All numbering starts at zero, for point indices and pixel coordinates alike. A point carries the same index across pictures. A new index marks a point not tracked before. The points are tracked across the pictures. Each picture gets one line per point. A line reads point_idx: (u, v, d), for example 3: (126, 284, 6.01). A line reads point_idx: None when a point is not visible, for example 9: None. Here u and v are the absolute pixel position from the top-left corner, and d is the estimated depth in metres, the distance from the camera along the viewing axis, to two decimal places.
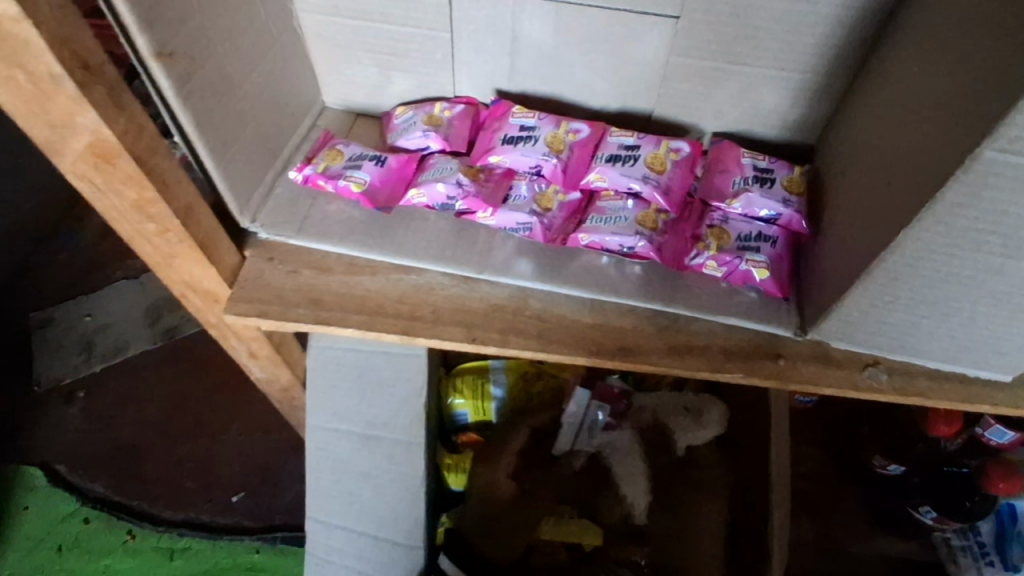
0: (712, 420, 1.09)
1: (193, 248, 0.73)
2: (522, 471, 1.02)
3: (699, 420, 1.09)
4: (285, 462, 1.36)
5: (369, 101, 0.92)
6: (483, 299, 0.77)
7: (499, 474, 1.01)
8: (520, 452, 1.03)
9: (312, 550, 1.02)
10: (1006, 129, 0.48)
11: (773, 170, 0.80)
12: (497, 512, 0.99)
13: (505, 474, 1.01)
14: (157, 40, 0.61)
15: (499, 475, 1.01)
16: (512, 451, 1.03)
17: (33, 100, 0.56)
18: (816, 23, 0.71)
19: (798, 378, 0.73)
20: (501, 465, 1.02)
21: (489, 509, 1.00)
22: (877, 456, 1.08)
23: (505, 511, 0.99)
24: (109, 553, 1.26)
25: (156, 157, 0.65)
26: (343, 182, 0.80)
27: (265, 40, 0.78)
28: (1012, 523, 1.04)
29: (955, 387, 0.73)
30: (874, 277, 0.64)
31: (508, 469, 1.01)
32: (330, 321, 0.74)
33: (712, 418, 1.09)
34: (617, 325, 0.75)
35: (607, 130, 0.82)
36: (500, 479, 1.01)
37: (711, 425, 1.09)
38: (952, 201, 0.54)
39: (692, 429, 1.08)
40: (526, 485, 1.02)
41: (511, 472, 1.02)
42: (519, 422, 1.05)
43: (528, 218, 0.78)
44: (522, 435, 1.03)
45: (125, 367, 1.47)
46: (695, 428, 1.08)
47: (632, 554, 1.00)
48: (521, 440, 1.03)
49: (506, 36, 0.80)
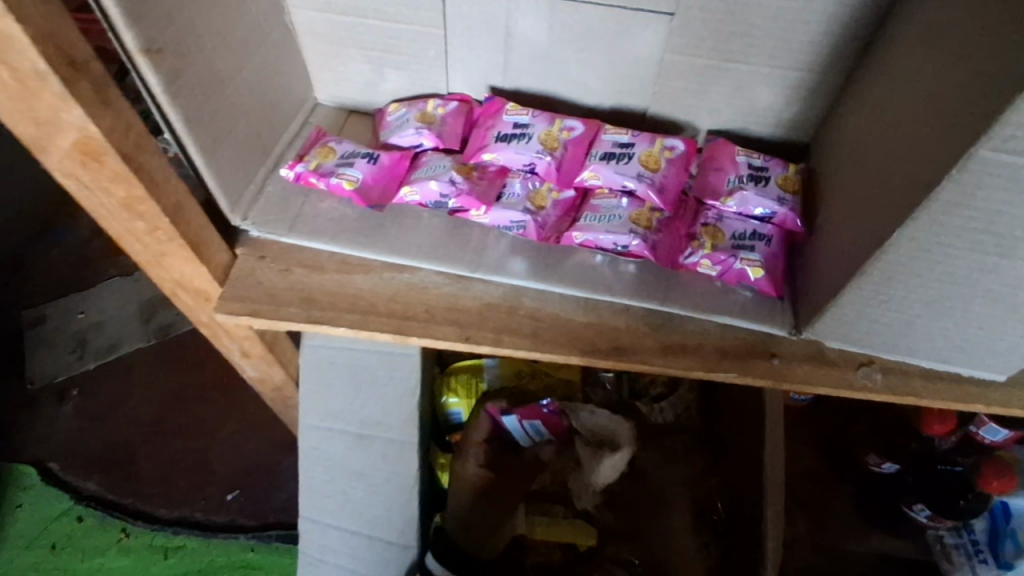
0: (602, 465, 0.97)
1: (183, 246, 0.72)
2: (492, 461, 1.00)
3: (601, 457, 0.97)
4: (279, 461, 1.35)
5: (361, 98, 0.91)
6: (476, 298, 0.76)
7: (469, 463, 0.98)
8: (485, 440, 1.00)
9: (305, 550, 1.02)
10: (1001, 128, 0.48)
11: (768, 168, 0.79)
12: (473, 503, 0.97)
13: (475, 464, 0.98)
14: (144, 35, 0.60)
15: (468, 465, 0.98)
16: (476, 441, 0.99)
17: (18, 97, 0.55)
18: (812, 20, 0.71)
19: (793, 378, 0.73)
20: (471, 454, 0.99)
21: (466, 501, 0.97)
22: (871, 454, 1.09)
23: (480, 501, 0.97)
24: (103, 552, 1.26)
25: (144, 155, 0.64)
26: (334, 180, 0.79)
27: (256, 36, 0.77)
28: (1005, 522, 1.06)
29: (949, 386, 0.73)
30: (869, 277, 0.63)
31: (479, 458, 0.98)
32: (321, 320, 0.74)
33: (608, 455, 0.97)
34: (612, 325, 0.75)
35: (601, 128, 0.82)
36: (471, 470, 0.98)
37: (607, 473, 0.98)
38: (947, 200, 0.54)
39: (587, 463, 0.98)
40: (498, 475, 1.00)
41: (481, 462, 0.98)
42: (479, 410, 1.01)
43: (522, 217, 0.77)
44: (483, 423, 1.00)
45: (119, 365, 1.47)
46: (590, 460, 0.98)
47: (623, 553, 1.03)
48: (483, 429, 1.00)
49: (500, 33, 0.79)
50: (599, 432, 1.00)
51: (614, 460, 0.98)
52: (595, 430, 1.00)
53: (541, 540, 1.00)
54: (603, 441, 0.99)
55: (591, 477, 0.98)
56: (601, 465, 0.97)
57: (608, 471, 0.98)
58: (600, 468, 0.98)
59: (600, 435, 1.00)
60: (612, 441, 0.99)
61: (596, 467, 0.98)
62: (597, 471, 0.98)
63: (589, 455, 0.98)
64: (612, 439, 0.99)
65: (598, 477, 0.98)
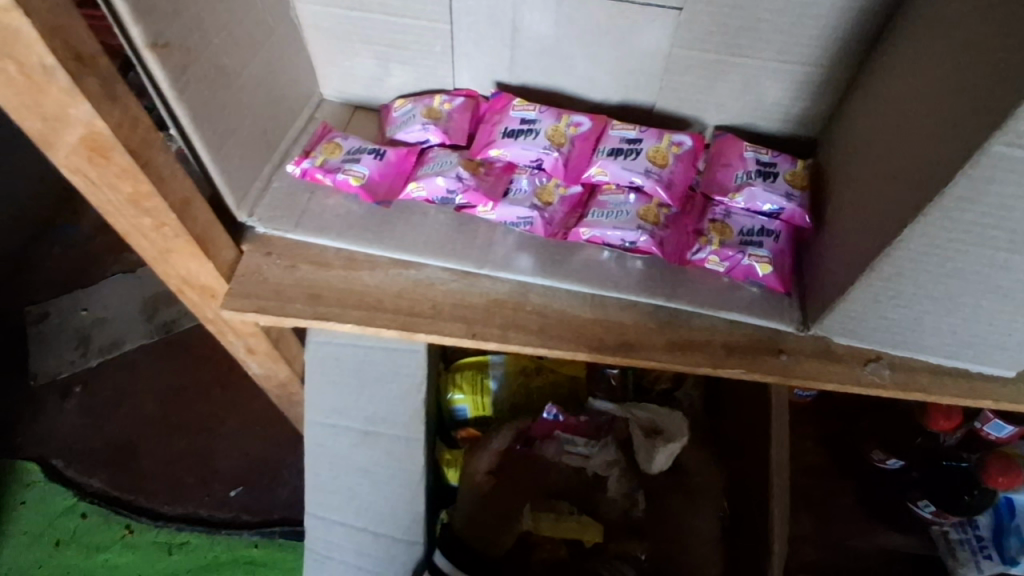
0: (658, 452, 0.97)
1: (190, 243, 0.72)
2: (505, 465, 1.00)
3: (657, 446, 0.97)
4: (283, 457, 1.35)
5: (367, 93, 0.91)
6: (483, 293, 0.76)
7: (480, 465, 1.00)
8: (504, 450, 1.01)
9: (311, 547, 1.02)
10: (1015, 122, 0.47)
11: (775, 164, 0.79)
12: (479, 503, 0.98)
13: (485, 468, 1.00)
14: (151, 31, 0.60)
15: (478, 465, 1.00)
16: (496, 450, 1.01)
17: (25, 92, 0.55)
18: (821, 14, 0.70)
19: (801, 374, 0.72)
20: (482, 456, 1.00)
21: (472, 501, 0.98)
22: (875, 450, 1.07)
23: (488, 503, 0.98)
24: (107, 548, 1.26)
25: (150, 150, 0.64)
26: (341, 176, 0.79)
27: (262, 32, 0.76)
28: (1010, 517, 1.06)
29: (955, 381, 0.73)
30: (878, 273, 0.63)
31: (490, 464, 1.00)
32: (328, 316, 0.74)
33: (663, 443, 0.97)
34: (619, 321, 0.75)
35: (608, 123, 0.81)
36: (479, 474, 0.99)
37: (662, 461, 0.97)
38: (958, 195, 0.53)
39: (640, 451, 0.98)
40: (507, 479, 0.99)
41: (490, 466, 1.00)
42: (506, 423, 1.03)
43: (529, 213, 0.77)
44: (505, 434, 1.01)
45: (122, 362, 1.47)
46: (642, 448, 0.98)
47: (631, 549, 0.99)
48: (503, 440, 1.01)
49: (506, 27, 0.79)
50: (650, 423, 1.01)
51: (669, 449, 0.97)
52: (647, 421, 1.01)
53: (546, 537, 0.97)
54: (654, 429, 1.00)
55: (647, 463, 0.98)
56: (657, 456, 0.97)
57: (665, 458, 0.98)
58: (655, 458, 0.97)
59: (650, 425, 1.01)
60: (659, 430, 1.00)
61: (651, 456, 0.97)
62: (653, 459, 0.97)
63: (644, 443, 0.98)
64: (660, 428, 1.00)
65: (654, 464, 0.98)
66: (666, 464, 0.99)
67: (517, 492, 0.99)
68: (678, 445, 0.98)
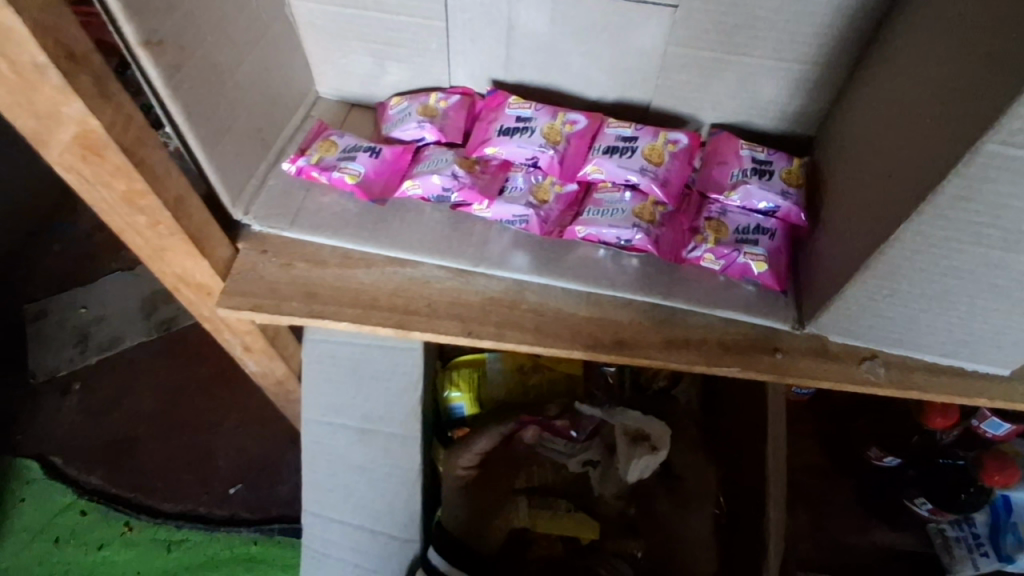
0: (633, 462, 0.96)
1: (185, 241, 0.72)
2: (492, 460, 1.01)
3: (634, 455, 0.96)
4: (281, 454, 1.35)
5: (363, 91, 0.91)
6: (478, 292, 0.76)
7: (458, 465, 0.99)
8: (486, 452, 1.00)
9: (308, 544, 1.02)
10: (1008, 121, 0.47)
11: (772, 162, 0.78)
12: (468, 502, 0.98)
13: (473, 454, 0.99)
14: (145, 28, 0.60)
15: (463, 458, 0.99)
16: (475, 452, 0.99)
17: (17, 89, 0.54)
18: (817, 13, 0.70)
19: (796, 372, 0.72)
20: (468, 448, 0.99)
21: (458, 499, 0.98)
22: (872, 447, 1.07)
23: (478, 498, 0.98)
24: (106, 545, 1.26)
25: (145, 149, 0.64)
26: (336, 173, 0.79)
27: (256, 30, 0.76)
28: (1008, 515, 1.06)
29: (950, 379, 0.73)
30: (873, 271, 0.63)
31: (469, 463, 0.99)
32: (323, 314, 0.74)
33: (639, 451, 0.96)
34: (615, 319, 0.75)
35: (604, 121, 0.81)
36: (458, 471, 0.99)
37: (637, 471, 0.96)
38: (952, 194, 0.53)
39: (621, 456, 0.97)
40: (490, 472, 1.00)
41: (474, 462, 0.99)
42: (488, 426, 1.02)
43: (524, 211, 0.77)
44: (487, 438, 1.00)
45: (121, 359, 1.47)
46: (622, 455, 0.97)
47: (627, 547, 0.99)
48: (485, 442, 1.00)
49: (502, 25, 0.79)
50: (636, 430, 0.99)
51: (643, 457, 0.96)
52: (633, 427, 0.99)
53: (542, 533, 0.99)
54: (639, 436, 0.98)
55: (623, 470, 0.97)
56: (634, 465, 0.96)
57: (644, 468, 0.96)
58: (630, 466, 0.96)
59: (636, 431, 0.98)
60: (645, 437, 0.98)
61: (627, 463, 0.96)
62: (629, 468, 0.96)
63: (624, 450, 0.97)
64: (646, 435, 0.98)
65: (628, 474, 0.96)
66: (643, 475, 0.97)
67: (504, 489, 1.00)
68: (658, 457, 0.96)
